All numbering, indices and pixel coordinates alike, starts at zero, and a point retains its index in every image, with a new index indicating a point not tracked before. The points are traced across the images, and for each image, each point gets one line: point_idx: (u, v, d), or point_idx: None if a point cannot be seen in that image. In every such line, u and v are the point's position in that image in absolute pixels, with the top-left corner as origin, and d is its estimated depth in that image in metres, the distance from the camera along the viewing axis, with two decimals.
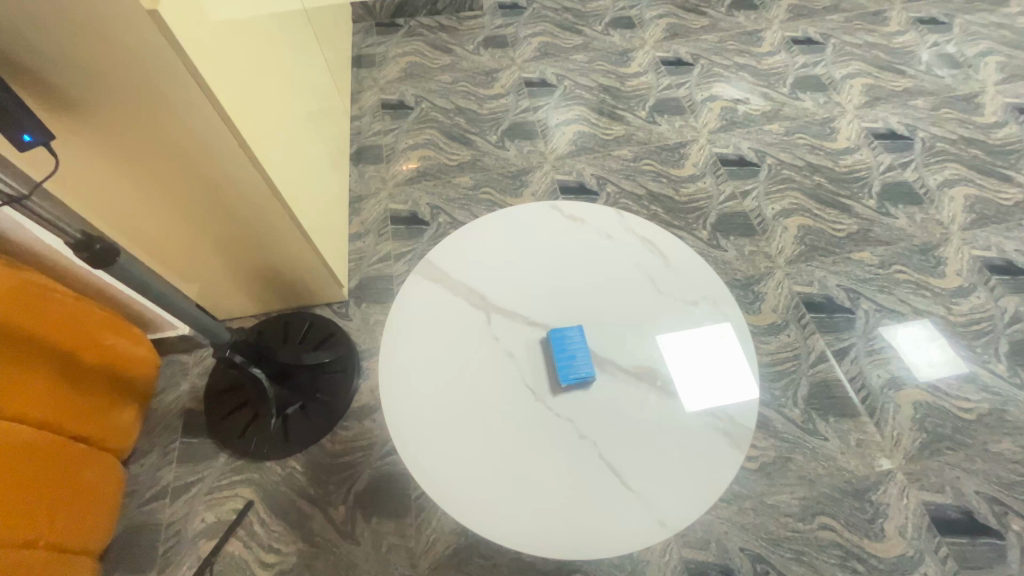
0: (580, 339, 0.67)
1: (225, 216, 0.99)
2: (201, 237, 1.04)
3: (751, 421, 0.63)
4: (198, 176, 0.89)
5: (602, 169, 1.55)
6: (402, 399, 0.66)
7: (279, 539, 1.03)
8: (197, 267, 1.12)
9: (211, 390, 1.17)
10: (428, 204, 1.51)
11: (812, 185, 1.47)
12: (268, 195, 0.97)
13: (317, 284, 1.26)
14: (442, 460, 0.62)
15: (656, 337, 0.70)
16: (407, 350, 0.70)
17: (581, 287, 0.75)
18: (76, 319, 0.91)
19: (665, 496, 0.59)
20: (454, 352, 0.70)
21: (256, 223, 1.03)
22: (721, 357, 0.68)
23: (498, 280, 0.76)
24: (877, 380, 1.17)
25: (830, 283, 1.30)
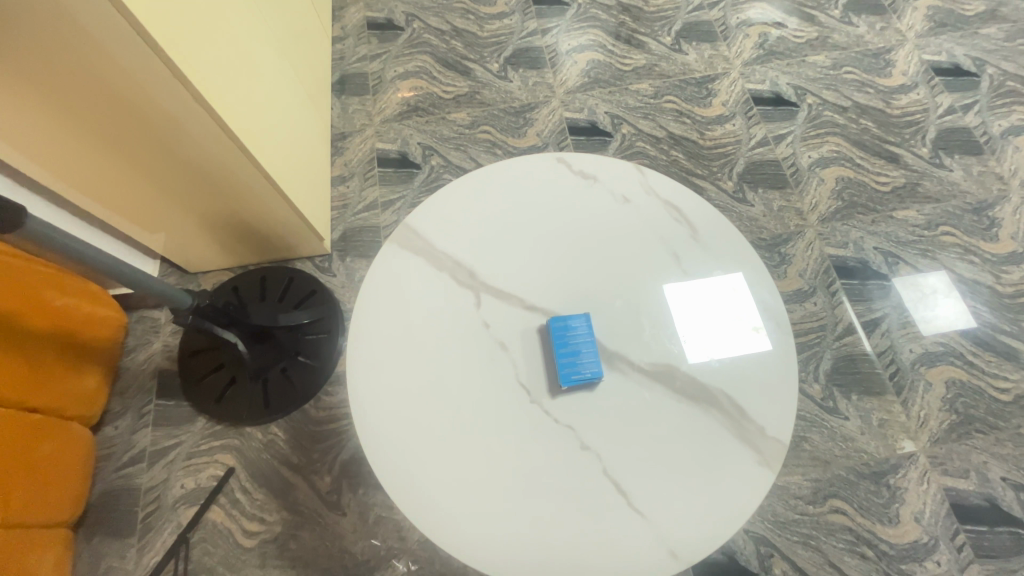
0: (586, 332, 0.57)
1: (175, 162, 0.85)
2: (151, 185, 0.90)
3: (785, 435, 0.54)
4: (133, 115, 0.74)
5: (617, 106, 1.36)
6: (373, 396, 0.56)
7: (262, 508, 0.98)
8: (154, 216, 0.99)
9: (184, 351, 1.08)
10: (420, 145, 1.35)
11: (856, 130, 1.29)
12: (224, 139, 0.82)
13: (294, 236, 1.14)
14: (419, 470, 0.53)
15: (674, 328, 0.59)
16: (380, 335, 0.59)
17: (589, 261, 0.63)
18: (19, 280, 0.81)
19: (680, 523, 0.51)
20: (437, 343, 0.59)
21: (213, 171, 0.89)
22: (754, 354, 0.58)
23: (489, 252, 0.63)
24: (909, 356, 1.06)
25: (867, 246, 1.17)
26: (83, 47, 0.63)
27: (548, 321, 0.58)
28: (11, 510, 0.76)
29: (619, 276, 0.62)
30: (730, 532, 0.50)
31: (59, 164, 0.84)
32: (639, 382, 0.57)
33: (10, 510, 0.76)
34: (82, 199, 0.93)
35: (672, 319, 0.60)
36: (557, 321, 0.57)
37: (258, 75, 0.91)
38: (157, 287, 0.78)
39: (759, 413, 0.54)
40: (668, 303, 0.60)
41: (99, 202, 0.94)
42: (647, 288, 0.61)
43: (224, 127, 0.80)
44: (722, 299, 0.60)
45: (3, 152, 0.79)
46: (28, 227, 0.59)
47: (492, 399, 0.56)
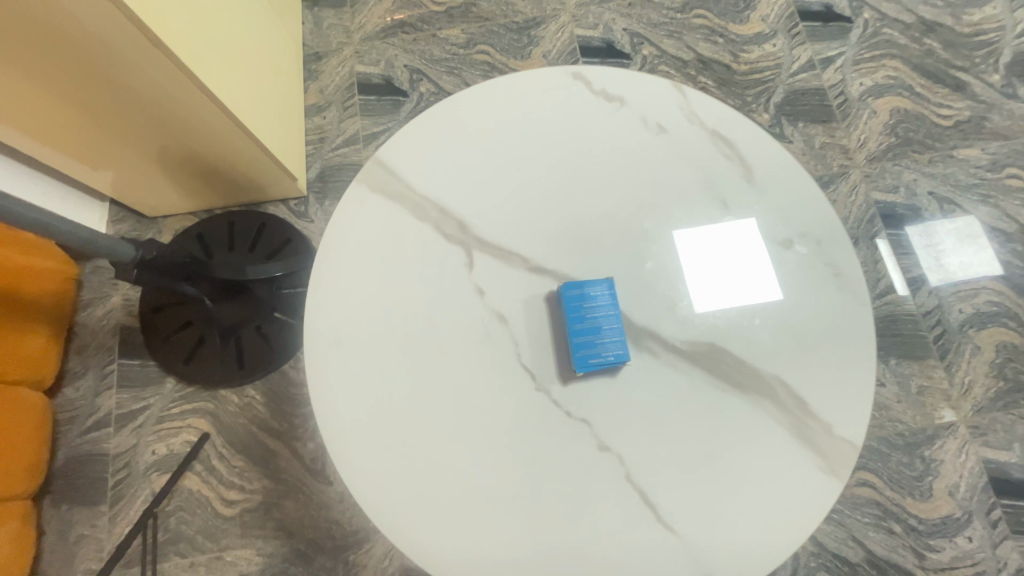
0: (606, 309, 0.49)
1: (102, 84, 0.69)
2: (83, 113, 0.75)
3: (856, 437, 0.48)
4: (28, 20, 0.58)
5: (637, 22, 1.15)
6: (340, 383, 0.48)
7: (241, 475, 0.91)
8: (98, 151, 0.84)
9: (145, 306, 0.96)
10: (406, 68, 1.16)
11: (919, 52, 1.10)
12: (155, 52, 0.65)
13: (265, 178, 0.99)
14: (396, 466, 0.46)
15: (686, 288, 0.52)
16: (347, 305, 0.50)
17: (618, 201, 0.54)
18: None
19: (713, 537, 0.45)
20: (417, 316, 0.50)
21: (152, 94, 0.72)
22: (798, 330, 0.51)
23: (496, 191, 0.53)
24: (957, 316, 0.95)
25: (920, 190, 1.02)
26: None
27: (559, 288, 0.50)
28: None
29: (655, 218, 0.53)
30: (787, 546, 0.45)
31: None
32: (671, 364, 0.50)
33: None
34: (6, 132, 0.77)
35: (685, 280, 0.52)
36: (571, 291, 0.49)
37: None
38: (99, 243, 0.67)
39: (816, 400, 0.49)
40: (682, 260, 0.52)
41: (30, 137, 0.79)
42: (674, 250, 0.53)
43: (150, 34, 0.63)
44: (756, 262, 0.52)
45: None
46: None
47: (484, 387, 0.49)
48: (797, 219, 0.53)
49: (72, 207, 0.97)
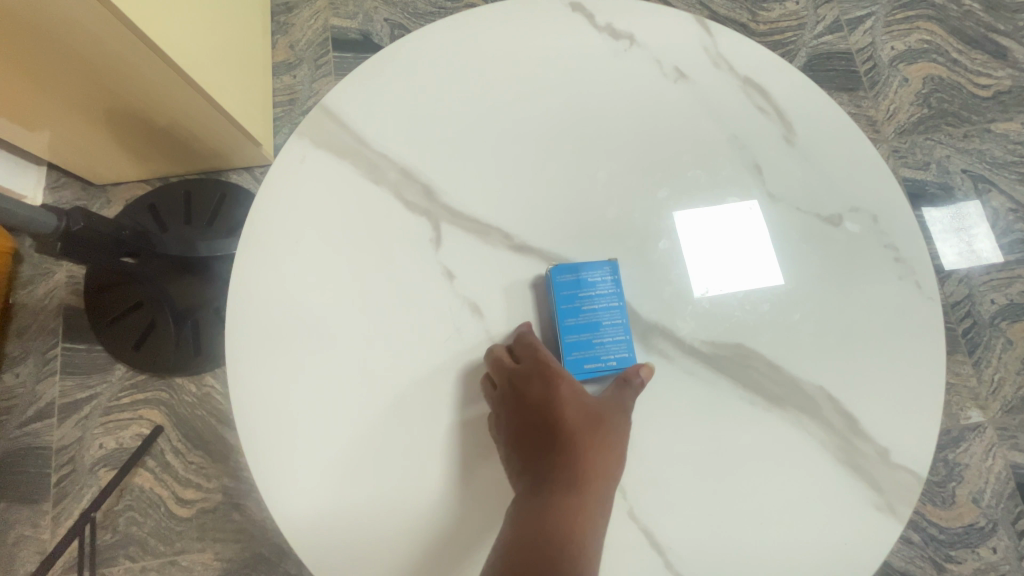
0: (605, 303, 0.43)
1: (26, 37, 0.58)
2: (5, 71, 0.63)
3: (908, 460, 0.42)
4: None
5: None
6: (282, 370, 0.42)
7: (198, 472, 0.82)
8: (29, 110, 0.72)
9: (90, 285, 0.86)
10: (387, 22, 1.04)
11: (957, 14, 0.99)
12: (91, 1, 0.55)
13: (226, 145, 0.88)
14: (342, 464, 0.41)
15: (689, 279, 0.45)
16: (276, 284, 0.43)
17: (631, 155, 0.47)
18: None
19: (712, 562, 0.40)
20: (371, 291, 0.43)
21: (90, 51, 0.62)
22: (820, 327, 0.45)
23: (489, 143, 0.46)
24: (989, 308, 0.86)
25: (953, 167, 0.92)
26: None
27: (550, 272, 0.43)
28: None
29: (673, 177, 0.47)
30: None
31: None
32: (680, 366, 0.44)
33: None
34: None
35: (690, 263, 0.45)
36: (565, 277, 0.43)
37: None
38: (13, 212, 0.57)
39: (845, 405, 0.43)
40: (688, 239, 0.46)
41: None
42: (678, 232, 0.46)
43: None
44: (774, 245, 0.46)
45: None
46: None
47: (435, 385, 0.43)
48: (823, 204, 0.47)
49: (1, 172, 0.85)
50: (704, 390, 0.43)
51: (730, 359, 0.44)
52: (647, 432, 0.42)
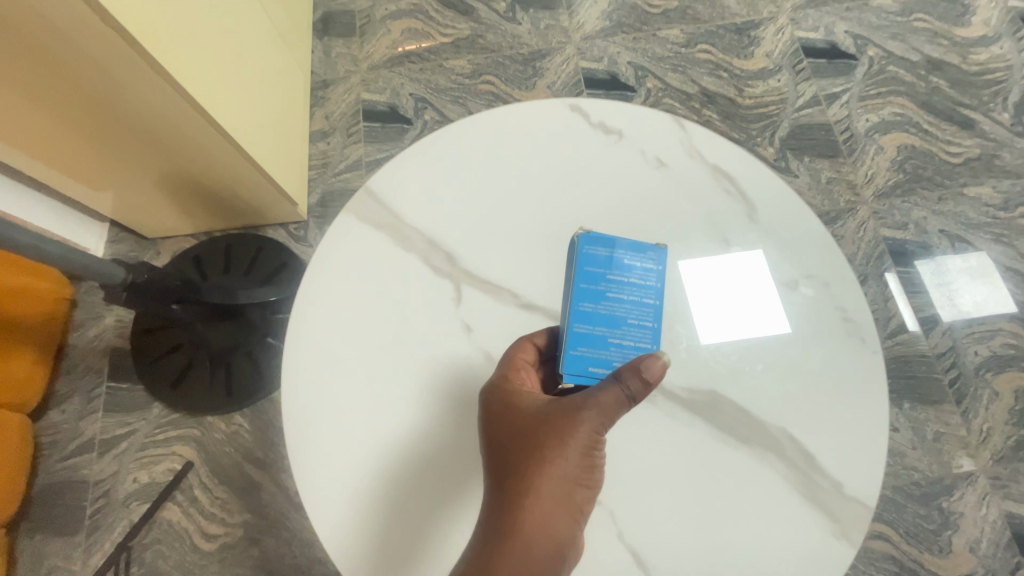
0: (624, 305, 0.46)
1: (97, 106, 0.69)
2: (80, 135, 0.74)
3: (868, 495, 0.47)
4: (23, 45, 0.58)
5: (643, 56, 1.16)
6: (324, 399, 0.49)
7: (223, 507, 0.87)
8: (97, 172, 0.84)
9: (137, 328, 0.95)
10: (412, 96, 1.17)
11: (925, 90, 1.09)
12: (167, 88, 0.68)
13: (266, 203, 0.98)
14: (371, 476, 0.47)
15: (696, 327, 0.52)
16: (322, 326, 0.51)
17: (620, 226, 0.55)
18: None
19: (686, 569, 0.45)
20: (403, 334, 0.51)
21: (152, 123, 0.73)
22: (783, 354, 0.51)
23: (499, 218, 0.54)
24: (973, 359, 0.91)
25: (930, 228, 0.99)
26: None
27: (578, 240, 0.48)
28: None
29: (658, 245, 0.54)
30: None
31: None
32: (666, 412, 0.50)
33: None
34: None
35: (696, 316, 0.52)
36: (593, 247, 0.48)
37: None
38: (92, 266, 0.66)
39: (814, 446, 0.49)
40: (688, 291, 0.53)
41: (25, 156, 0.78)
42: (682, 289, 0.53)
43: (156, 66, 0.64)
44: (765, 302, 0.53)
45: None
46: None
47: (452, 416, 0.49)
48: (790, 268, 0.54)
49: (67, 226, 0.96)
50: (688, 432, 0.49)
51: (711, 406, 0.50)
52: (640, 466, 0.48)
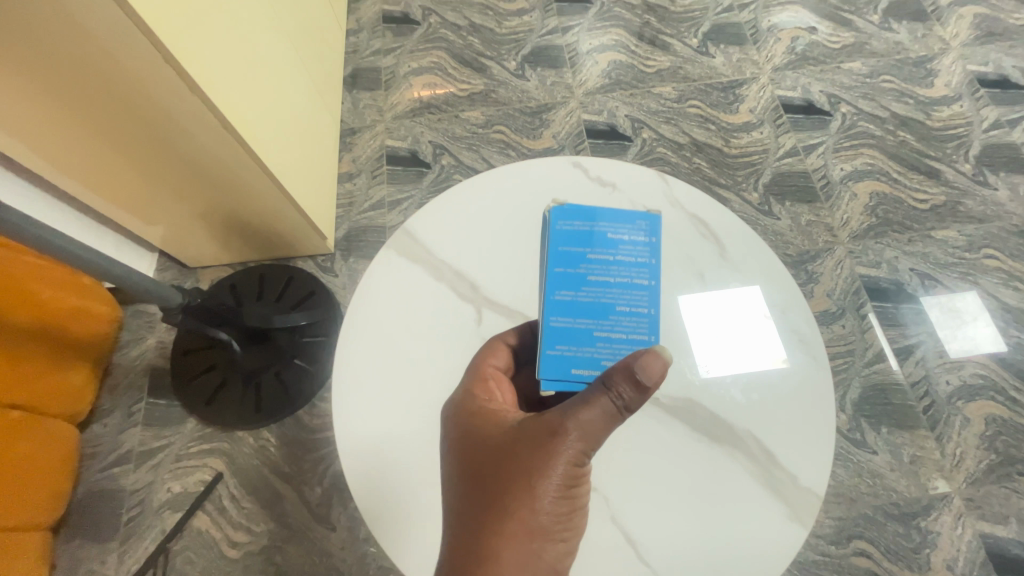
0: (607, 297, 0.51)
1: (163, 153, 0.79)
2: (138, 170, 0.83)
3: (820, 486, 0.51)
4: (105, 92, 0.67)
5: (639, 110, 1.29)
6: (368, 404, 0.57)
7: (249, 517, 0.94)
8: (146, 204, 0.92)
9: (177, 349, 1.04)
10: (431, 143, 1.30)
11: (893, 143, 1.21)
12: (233, 144, 0.79)
13: (298, 236, 1.09)
14: (408, 470, 0.55)
15: (697, 360, 0.55)
16: (366, 343, 0.60)
17: None
18: (21, 280, 0.79)
19: (670, 540, 0.49)
20: (435, 350, 0.59)
21: (212, 170, 0.84)
22: (774, 375, 0.55)
23: (512, 254, 0.64)
24: (945, 388, 0.99)
25: (902, 267, 1.09)
26: (38, 13, 0.56)
27: (548, 212, 0.55)
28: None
29: None
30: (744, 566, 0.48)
31: (67, 161, 0.79)
32: None
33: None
34: (63, 180, 0.85)
35: (696, 350, 0.56)
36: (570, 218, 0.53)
37: (263, 58, 0.84)
38: (157, 293, 0.75)
39: (783, 439, 0.53)
40: (685, 323, 0.57)
41: (85, 186, 0.87)
42: (681, 324, 0.57)
43: (228, 125, 0.75)
44: (760, 333, 0.57)
45: (9, 145, 0.75)
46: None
47: None
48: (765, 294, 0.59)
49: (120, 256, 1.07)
50: None
51: None
52: None
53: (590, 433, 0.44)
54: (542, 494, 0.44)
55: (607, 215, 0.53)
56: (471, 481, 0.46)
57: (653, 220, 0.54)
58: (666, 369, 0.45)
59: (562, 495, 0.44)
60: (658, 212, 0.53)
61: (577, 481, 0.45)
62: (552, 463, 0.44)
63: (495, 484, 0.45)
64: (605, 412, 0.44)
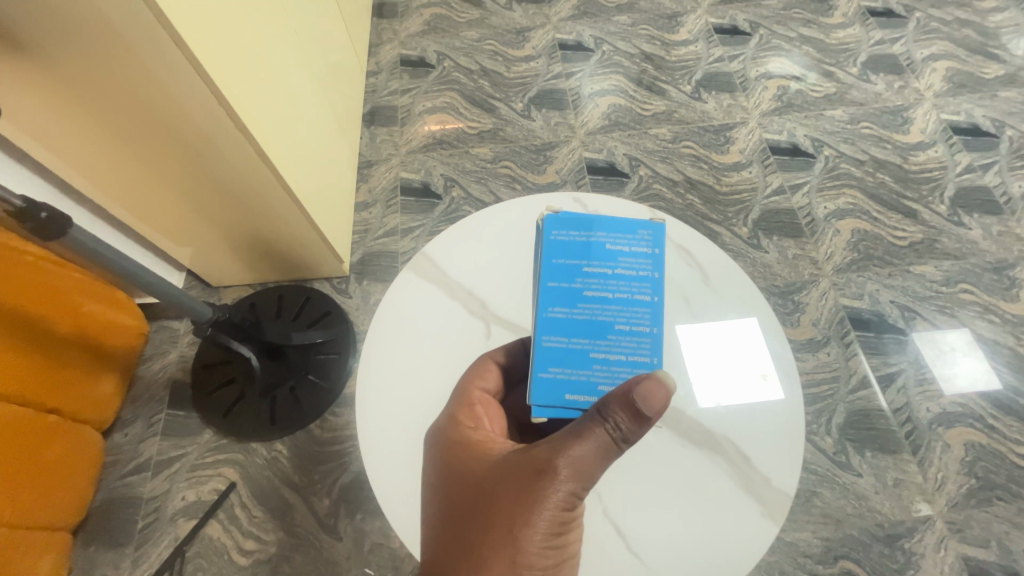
0: (606, 312, 0.55)
1: (210, 186, 0.88)
2: (171, 188, 0.88)
3: (790, 486, 0.56)
4: (142, 111, 0.72)
5: (636, 149, 1.39)
6: (387, 409, 0.63)
7: (259, 526, 0.98)
8: (181, 226, 0.99)
9: (198, 363, 1.09)
10: (442, 176, 1.40)
11: (873, 184, 1.30)
12: (272, 178, 0.87)
13: (316, 258, 1.16)
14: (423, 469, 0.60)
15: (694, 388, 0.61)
16: (387, 354, 0.66)
17: None
18: (72, 295, 0.87)
19: (657, 538, 0.54)
20: (448, 362, 0.66)
21: (250, 200, 0.92)
22: (756, 392, 0.61)
23: (520, 277, 0.71)
24: (926, 415, 1.04)
25: (883, 299, 1.16)
26: (120, 64, 0.65)
27: (543, 221, 0.59)
28: (1, 524, 0.74)
29: None
30: (724, 560, 0.53)
31: (123, 187, 0.88)
32: None
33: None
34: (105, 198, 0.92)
35: (693, 378, 0.61)
36: (562, 228, 0.58)
37: (293, 97, 0.93)
38: (191, 307, 0.81)
39: (758, 447, 0.58)
40: (684, 355, 0.63)
41: (127, 207, 0.94)
42: (676, 353, 0.63)
43: (267, 161, 0.84)
44: (745, 354, 0.63)
45: (76, 172, 0.84)
46: (69, 236, 0.60)
47: None
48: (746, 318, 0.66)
49: None
50: None
51: None
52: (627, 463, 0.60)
53: (583, 465, 0.47)
54: (529, 524, 0.46)
55: (601, 224, 0.58)
56: (467, 510, 0.50)
57: (654, 229, 0.58)
58: (666, 403, 0.47)
59: (554, 528, 0.47)
60: (659, 223, 0.57)
61: (569, 513, 0.47)
62: (545, 494, 0.47)
63: (488, 515, 0.48)
64: (600, 444, 0.47)
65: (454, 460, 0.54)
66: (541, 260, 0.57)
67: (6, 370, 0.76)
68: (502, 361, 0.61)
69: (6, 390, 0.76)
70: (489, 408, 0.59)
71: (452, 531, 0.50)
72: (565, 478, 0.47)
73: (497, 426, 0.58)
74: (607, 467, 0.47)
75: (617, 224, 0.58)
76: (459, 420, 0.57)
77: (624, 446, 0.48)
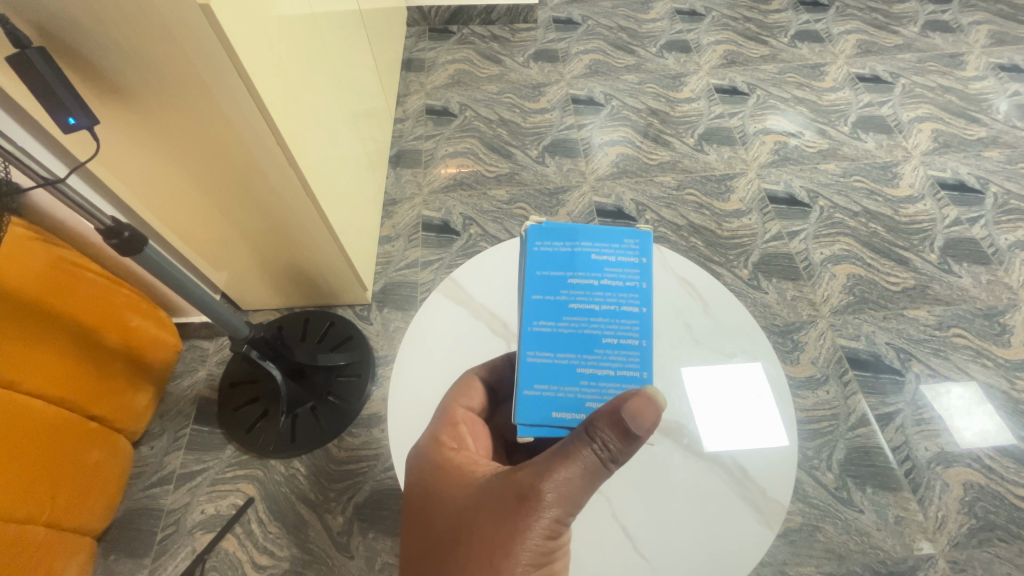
0: (596, 328, 0.55)
1: (252, 211, 0.94)
2: (211, 206, 0.93)
3: (784, 496, 0.61)
4: (202, 137, 0.77)
5: (643, 195, 1.49)
6: (414, 416, 0.69)
7: (273, 541, 1.01)
8: (217, 250, 1.05)
9: (224, 380, 1.15)
10: (461, 214, 1.50)
11: (866, 233, 1.38)
12: (310, 207, 0.95)
13: (341, 284, 1.23)
14: None
15: (695, 417, 0.66)
16: (415, 370, 0.73)
17: None
18: (125, 311, 0.95)
19: (663, 543, 0.58)
20: None
21: (290, 226, 0.99)
22: (755, 415, 0.66)
23: None
24: (924, 454, 1.07)
25: (879, 340, 1.21)
26: (194, 103, 0.71)
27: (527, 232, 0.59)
28: (39, 523, 0.79)
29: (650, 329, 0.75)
30: (724, 562, 0.57)
31: (167, 214, 0.94)
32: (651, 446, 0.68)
33: (34, 507, 0.77)
34: (148, 222, 0.96)
35: (694, 409, 0.67)
36: (547, 239, 0.58)
37: (331, 135, 1.03)
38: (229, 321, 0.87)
39: (754, 463, 0.63)
40: (685, 382, 0.69)
41: (165, 226, 0.97)
42: (679, 383, 0.69)
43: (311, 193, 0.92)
44: (743, 379, 0.69)
45: (126, 198, 0.89)
46: (143, 255, 0.68)
47: None
48: (743, 344, 0.71)
49: None
50: None
51: None
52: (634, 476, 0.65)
53: (568, 489, 0.45)
54: (510, 554, 0.44)
55: (586, 234, 0.58)
56: (445, 540, 0.47)
57: (640, 238, 0.58)
58: (657, 420, 0.45)
59: (536, 559, 0.44)
60: (646, 230, 0.57)
61: (554, 543, 0.45)
62: (528, 521, 0.44)
63: (466, 544, 0.45)
64: (588, 466, 0.46)
65: (433, 484, 0.51)
66: (525, 272, 0.57)
67: (62, 377, 0.83)
68: (487, 377, 0.64)
69: (60, 395, 0.83)
70: (473, 428, 0.59)
71: (428, 562, 0.47)
72: (550, 504, 0.45)
73: (480, 446, 0.58)
74: (593, 491, 0.46)
75: (604, 233, 0.58)
76: (442, 441, 0.56)
77: (613, 467, 0.46)
